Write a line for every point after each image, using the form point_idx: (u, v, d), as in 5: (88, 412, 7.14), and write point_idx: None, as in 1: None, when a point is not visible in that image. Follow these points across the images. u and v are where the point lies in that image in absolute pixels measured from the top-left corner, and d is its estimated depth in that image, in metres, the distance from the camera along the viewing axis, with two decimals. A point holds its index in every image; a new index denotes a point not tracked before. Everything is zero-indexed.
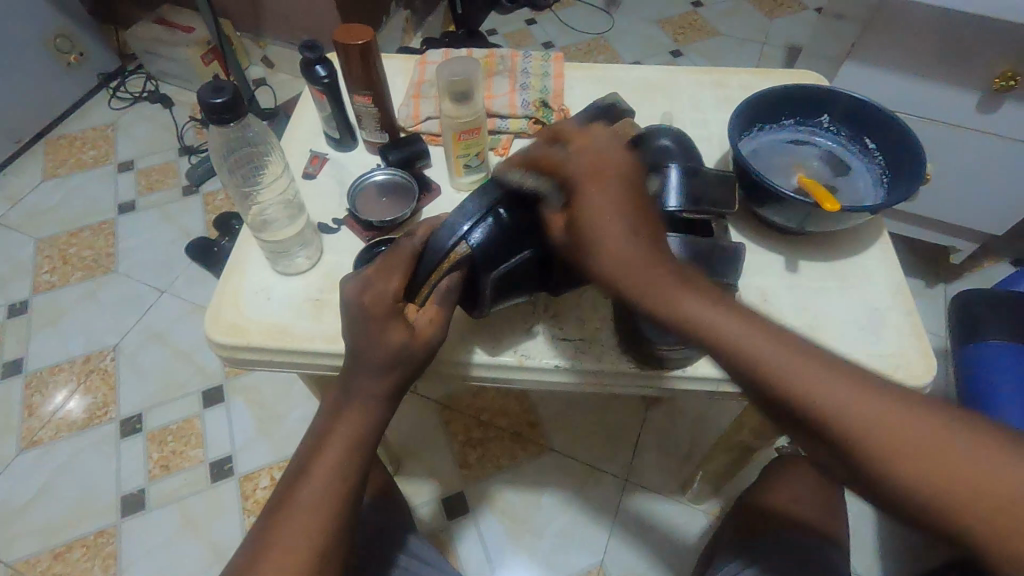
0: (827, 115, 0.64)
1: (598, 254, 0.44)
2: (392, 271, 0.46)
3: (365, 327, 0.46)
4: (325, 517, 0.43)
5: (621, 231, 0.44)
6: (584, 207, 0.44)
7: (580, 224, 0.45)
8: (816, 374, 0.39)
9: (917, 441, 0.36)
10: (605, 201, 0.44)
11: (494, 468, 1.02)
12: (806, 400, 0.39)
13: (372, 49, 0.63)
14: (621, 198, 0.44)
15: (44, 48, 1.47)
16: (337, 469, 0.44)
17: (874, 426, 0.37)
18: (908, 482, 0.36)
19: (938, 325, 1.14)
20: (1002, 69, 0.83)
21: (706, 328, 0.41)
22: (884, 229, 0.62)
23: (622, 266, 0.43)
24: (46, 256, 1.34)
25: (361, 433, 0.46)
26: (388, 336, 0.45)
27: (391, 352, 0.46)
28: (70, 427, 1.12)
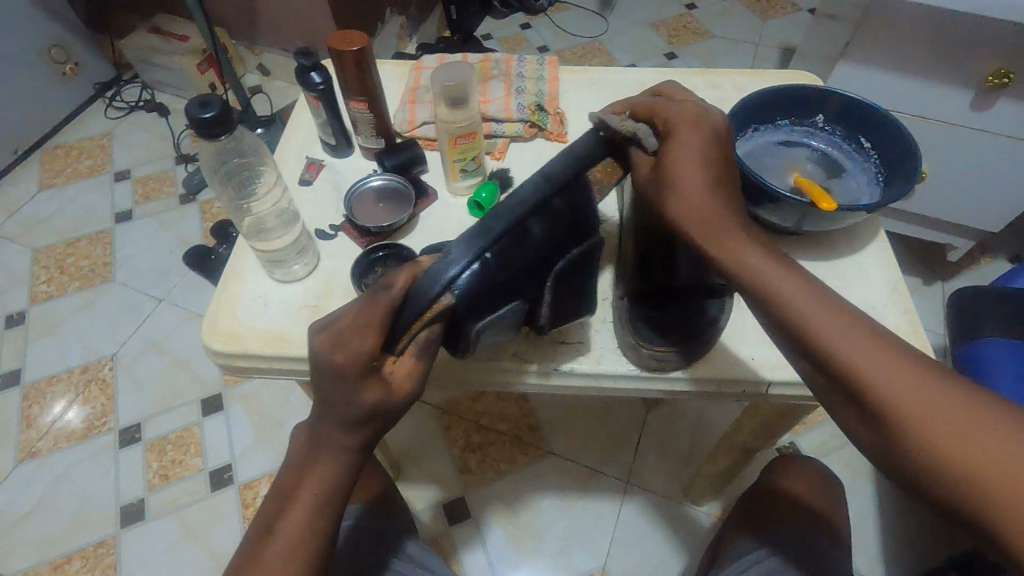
0: (822, 115, 0.64)
1: (671, 193, 0.44)
2: (365, 327, 0.40)
3: (338, 386, 0.41)
4: (300, 554, 0.43)
5: (697, 181, 0.44)
6: (672, 148, 0.45)
7: (665, 165, 0.45)
8: (857, 334, 0.37)
9: (959, 414, 0.33)
10: (690, 145, 0.45)
11: (495, 473, 1.01)
12: (843, 357, 0.37)
13: (367, 56, 0.63)
14: (708, 147, 0.45)
15: (39, 59, 1.47)
16: (315, 503, 0.44)
17: (913, 395, 0.35)
18: (926, 441, 0.34)
19: (936, 322, 1.14)
20: (995, 68, 0.83)
21: (763, 275, 0.41)
22: (880, 228, 0.62)
23: (689, 210, 0.44)
24: (43, 266, 1.33)
25: (334, 477, 0.44)
26: (363, 395, 0.41)
27: (364, 410, 0.42)
28: (68, 437, 1.11)
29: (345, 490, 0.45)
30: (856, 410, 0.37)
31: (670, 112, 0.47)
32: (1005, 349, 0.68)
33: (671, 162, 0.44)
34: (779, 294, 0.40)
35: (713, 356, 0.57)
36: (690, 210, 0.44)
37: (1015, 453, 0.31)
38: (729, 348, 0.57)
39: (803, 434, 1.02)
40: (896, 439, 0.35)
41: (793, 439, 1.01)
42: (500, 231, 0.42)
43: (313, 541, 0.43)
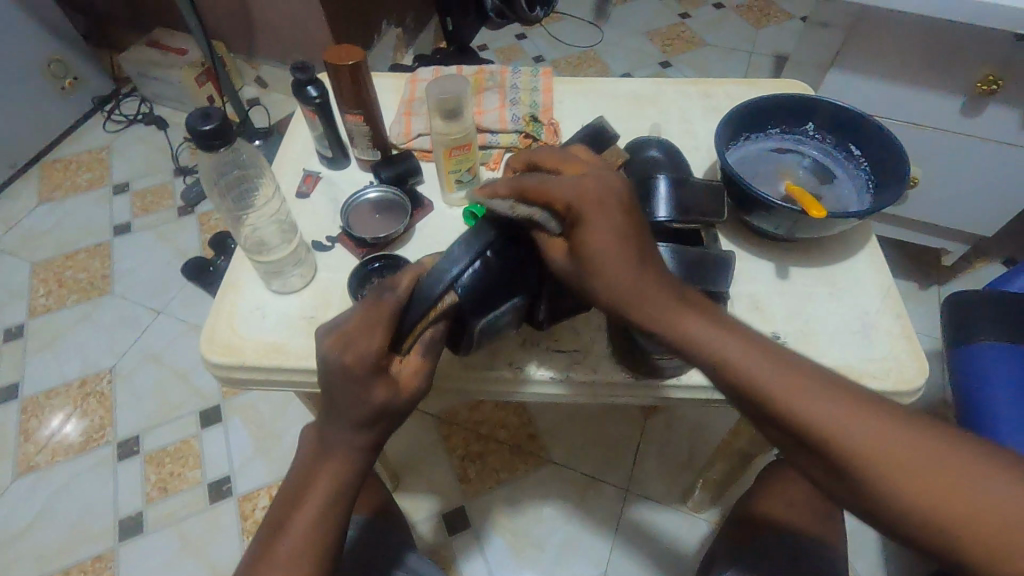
0: (812, 123, 0.65)
1: (600, 282, 0.43)
2: (374, 330, 0.42)
3: (347, 386, 0.42)
4: (311, 557, 0.43)
5: (621, 265, 0.43)
6: (583, 236, 0.43)
7: (582, 253, 0.43)
8: (820, 391, 0.39)
9: (918, 459, 0.36)
10: (602, 229, 0.42)
11: (494, 482, 1.01)
12: (808, 418, 0.38)
13: (363, 70, 0.64)
14: (615, 226, 0.42)
15: (38, 73, 1.48)
16: (319, 512, 0.44)
17: (879, 446, 0.36)
18: (896, 492, 0.36)
19: (932, 327, 1.15)
20: (984, 74, 0.85)
21: (713, 345, 0.41)
22: (872, 234, 0.63)
23: (626, 294, 0.43)
24: (42, 279, 1.34)
25: (344, 477, 0.45)
26: (371, 394, 0.43)
27: (376, 405, 0.43)
28: (66, 450, 1.11)
29: (353, 490, 0.45)
30: (824, 463, 0.39)
31: (564, 192, 0.43)
32: (999, 354, 0.68)
33: (590, 250, 0.43)
34: (735, 363, 0.41)
35: None
36: (615, 296, 0.43)
37: (968, 493, 0.34)
38: None
39: None
40: (864, 484, 0.37)
41: None
42: (499, 233, 0.44)
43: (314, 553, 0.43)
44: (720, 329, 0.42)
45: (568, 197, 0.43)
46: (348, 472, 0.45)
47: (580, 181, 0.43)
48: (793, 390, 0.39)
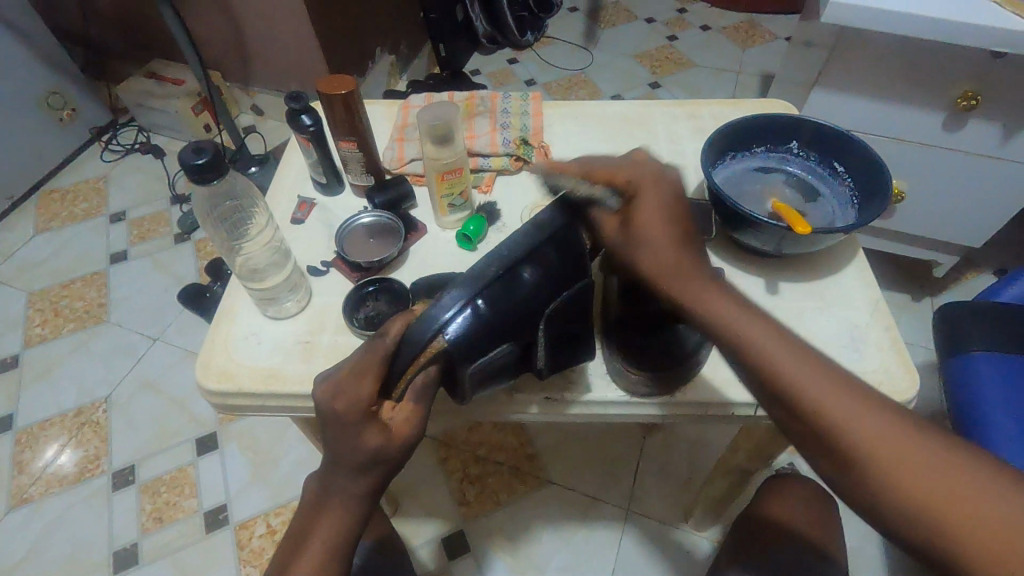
0: (796, 141, 0.67)
1: (649, 254, 0.46)
2: (365, 375, 0.43)
3: (341, 434, 0.43)
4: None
5: (670, 240, 0.46)
6: (641, 213, 0.46)
7: (639, 222, 0.46)
8: (834, 387, 0.39)
9: (923, 459, 0.36)
10: (656, 206, 0.46)
11: (494, 504, 1.00)
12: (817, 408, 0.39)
13: (355, 98, 0.65)
14: (665, 201, 0.47)
15: (37, 105, 1.50)
16: (322, 558, 0.44)
17: (882, 440, 0.37)
18: (896, 493, 0.36)
19: (926, 338, 1.15)
20: (964, 90, 0.86)
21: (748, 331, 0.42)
22: (858, 248, 0.63)
23: (667, 267, 0.46)
24: (38, 309, 1.34)
25: (340, 530, 0.44)
26: (363, 441, 0.42)
27: (368, 451, 0.43)
28: (60, 482, 1.10)
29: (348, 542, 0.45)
30: (826, 451, 0.39)
31: (623, 173, 0.47)
32: (994, 361, 0.69)
33: (648, 221, 0.46)
34: (759, 351, 0.41)
35: (702, 378, 0.57)
36: (663, 269, 0.46)
37: (968, 498, 0.34)
38: (717, 370, 0.57)
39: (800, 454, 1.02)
40: (862, 480, 0.37)
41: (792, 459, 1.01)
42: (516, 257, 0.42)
43: None
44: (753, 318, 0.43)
45: (627, 179, 0.47)
46: (344, 522, 0.44)
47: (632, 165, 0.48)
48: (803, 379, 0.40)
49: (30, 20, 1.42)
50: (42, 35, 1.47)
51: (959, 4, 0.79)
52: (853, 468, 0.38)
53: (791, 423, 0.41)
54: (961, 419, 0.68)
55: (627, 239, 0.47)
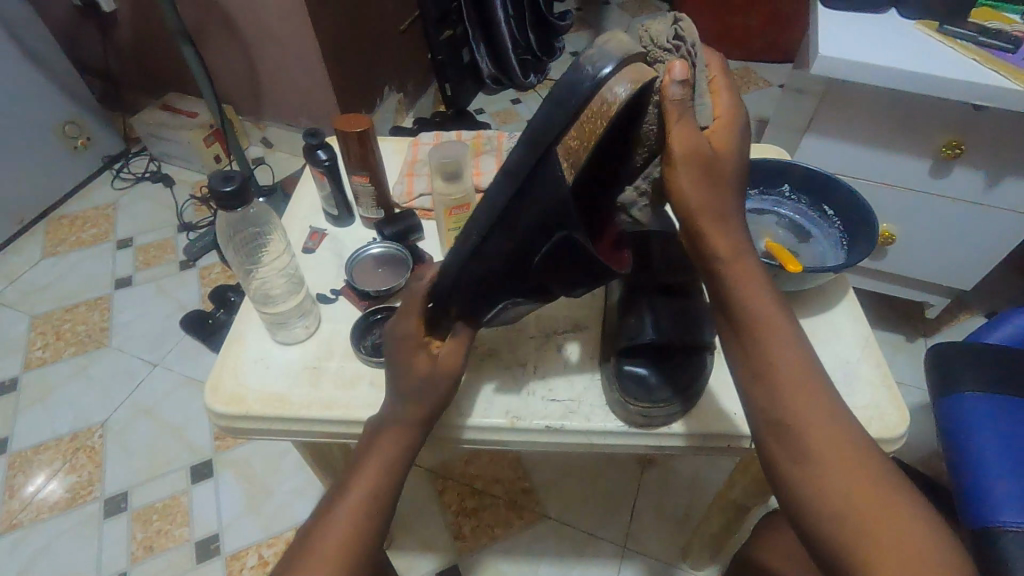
0: (787, 184, 0.70)
1: (701, 191, 0.46)
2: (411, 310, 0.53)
3: (400, 354, 0.52)
4: (344, 557, 0.44)
5: (726, 192, 0.47)
6: (721, 147, 0.47)
7: (714, 156, 0.46)
8: (809, 395, 0.43)
9: (869, 478, 0.40)
10: (734, 150, 0.47)
11: (489, 538, 0.99)
12: (790, 411, 0.43)
13: (369, 135, 0.69)
14: (738, 153, 0.48)
15: (53, 134, 1.54)
16: (377, 473, 0.48)
17: (841, 451, 0.41)
18: (831, 494, 0.40)
19: (920, 379, 1.17)
20: (948, 139, 0.91)
21: (739, 284, 0.46)
22: (849, 288, 0.66)
23: (710, 208, 0.46)
24: (40, 332, 1.35)
25: (388, 462, 0.49)
26: (415, 364, 0.52)
27: (421, 380, 0.51)
28: (51, 508, 1.09)
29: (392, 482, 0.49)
30: (785, 444, 0.43)
31: (723, 104, 0.48)
32: (984, 401, 0.70)
33: (723, 161, 0.47)
34: (762, 336, 0.45)
35: (698, 412, 0.58)
36: (702, 205, 0.46)
37: (897, 520, 0.38)
38: (711, 403, 0.59)
39: None
40: (805, 477, 0.41)
41: None
42: (500, 210, 0.47)
43: (368, 503, 0.47)
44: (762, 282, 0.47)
45: (724, 112, 0.48)
46: (392, 457, 0.49)
47: (735, 101, 0.49)
48: (784, 380, 0.43)
49: (52, 54, 1.48)
50: (63, 68, 1.52)
51: (941, 61, 0.83)
52: (802, 466, 0.42)
53: (764, 410, 0.44)
54: (955, 461, 0.68)
55: (697, 167, 0.45)
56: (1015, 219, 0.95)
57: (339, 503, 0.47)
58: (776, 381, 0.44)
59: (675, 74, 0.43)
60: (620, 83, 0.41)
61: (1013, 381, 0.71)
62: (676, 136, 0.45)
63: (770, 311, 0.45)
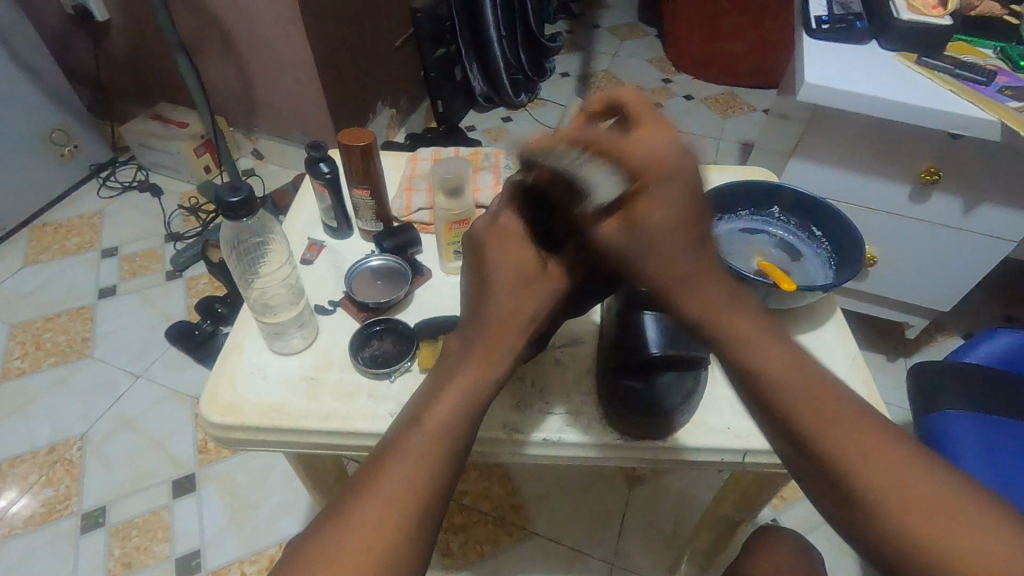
0: (777, 206, 0.72)
1: (653, 259, 0.39)
2: (511, 201, 0.49)
3: (498, 243, 0.48)
4: (415, 505, 0.41)
5: (681, 247, 0.38)
6: (642, 210, 0.37)
7: (639, 228, 0.38)
8: (845, 423, 0.38)
9: (932, 500, 0.36)
10: (671, 201, 0.36)
11: (479, 555, 0.99)
12: (834, 454, 0.38)
13: (372, 149, 0.70)
14: (673, 208, 0.37)
15: (39, 141, 1.53)
16: (450, 414, 0.44)
17: (893, 478, 0.37)
18: (894, 523, 0.36)
19: (902, 398, 1.19)
20: (926, 165, 0.94)
21: (722, 334, 0.40)
22: (838, 306, 0.68)
23: (674, 274, 0.39)
24: (19, 342, 1.32)
25: (455, 418, 0.44)
26: (504, 248, 0.47)
27: (523, 277, 0.47)
28: (25, 523, 1.06)
29: (462, 446, 0.44)
30: (831, 489, 0.39)
31: (645, 142, 0.36)
32: (969, 418, 0.72)
33: (652, 228, 0.37)
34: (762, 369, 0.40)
35: (690, 425, 0.59)
36: (645, 275, 0.40)
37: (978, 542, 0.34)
38: (704, 418, 0.60)
39: (784, 510, 1.02)
40: (863, 521, 0.37)
41: (775, 515, 1.01)
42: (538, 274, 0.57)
43: (439, 442, 0.43)
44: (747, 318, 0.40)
45: (638, 157, 0.36)
46: (461, 411, 0.44)
47: (666, 135, 0.36)
48: (813, 421, 0.39)
49: (42, 60, 1.47)
50: (53, 75, 1.51)
51: (919, 91, 0.87)
52: (856, 509, 0.37)
53: (790, 448, 0.40)
54: None
55: (624, 245, 0.39)
56: (991, 243, 0.99)
57: (380, 486, 0.41)
58: (805, 424, 0.39)
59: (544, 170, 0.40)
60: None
61: (992, 397, 0.73)
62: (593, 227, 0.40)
63: (771, 358, 0.40)
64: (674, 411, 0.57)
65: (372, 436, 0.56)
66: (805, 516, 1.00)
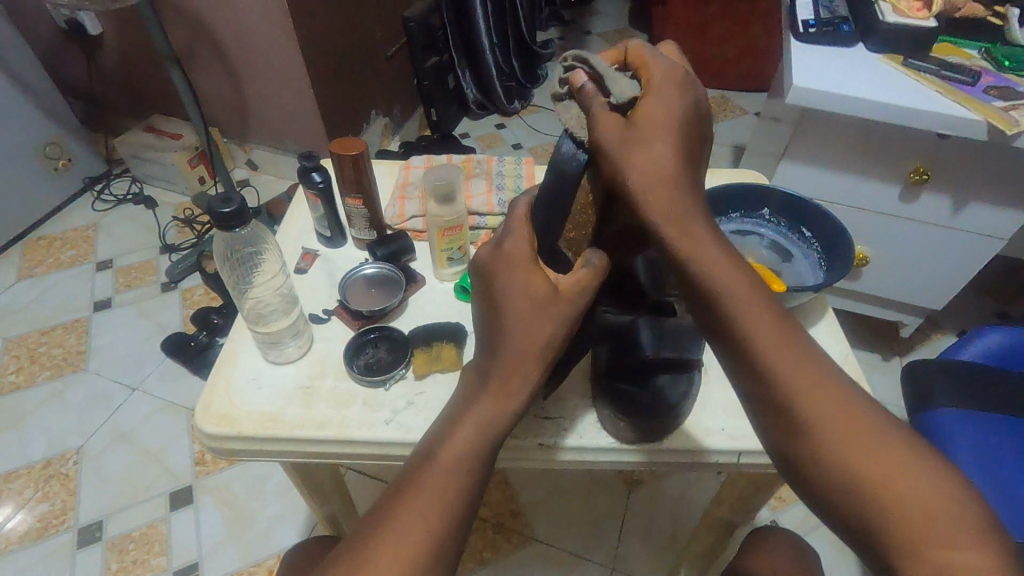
0: (767, 208, 0.73)
1: (640, 156, 0.44)
2: (522, 227, 0.49)
3: (507, 273, 0.47)
4: (432, 540, 0.41)
5: (666, 149, 0.44)
6: (646, 104, 0.45)
7: (637, 122, 0.45)
8: (801, 359, 0.40)
9: (877, 445, 0.37)
10: (668, 109, 0.45)
11: (477, 563, 0.98)
12: (787, 384, 0.39)
13: (364, 158, 0.70)
14: (674, 112, 0.45)
15: (33, 155, 1.52)
16: (468, 448, 0.44)
17: (842, 416, 0.38)
18: (850, 469, 0.37)
19: (897, 396, 1.20)
20: (915, 165, 0.95)
21: (707, 266, 0.42)
22: (830, 306, 0.68)
23: (654, 176, 0.43)
24: (13, 356, 1.31)
25: (472, 450, 0.44)
26: (516, 278, 0.46)
27: (536, 302, 0.46)
28: (21, 538, 1.05)
29: (476, 485, 0.43)
30: (781, 419, 0.40)
31: (658, 68, 0.47)
32: (965, 416, 0.72)
33: (650, 122, 0.45)
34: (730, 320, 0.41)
35: (685, 427, 0.60)
36: (646, 176, 0.44)
37: (907, 485, 0.36)
38: (699, 420, 0.60)
39: (783, 511, 1.02)
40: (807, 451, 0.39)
41: (774, 516, 1.01)
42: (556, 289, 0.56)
43: (460, 477, 0.43)
44: (716, 245, 0.43)
45: (656, 73, 0.46)
46: (478, 445, 0.44)
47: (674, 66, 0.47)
48: (776, 352, 0.40)
49: (35, 75, 1.47)
50: (46, 89, 1.52)
51: (905, 92, 0.88)
52: (801, 441, 0.39)
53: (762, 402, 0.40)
54: None
55: (619, 136, 0.45)
56: (981, 241, 1.00)
57: (393, 529, 0.41)
58: (765, 356, 0.40)
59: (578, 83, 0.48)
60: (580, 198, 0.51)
61: (986, 395, 0.74)
62: (593, 113, 0.47)
63: (738, 281, 0.41)
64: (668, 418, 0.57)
65: (368, 444, 0.56)
66: (804, 518, 1.01)
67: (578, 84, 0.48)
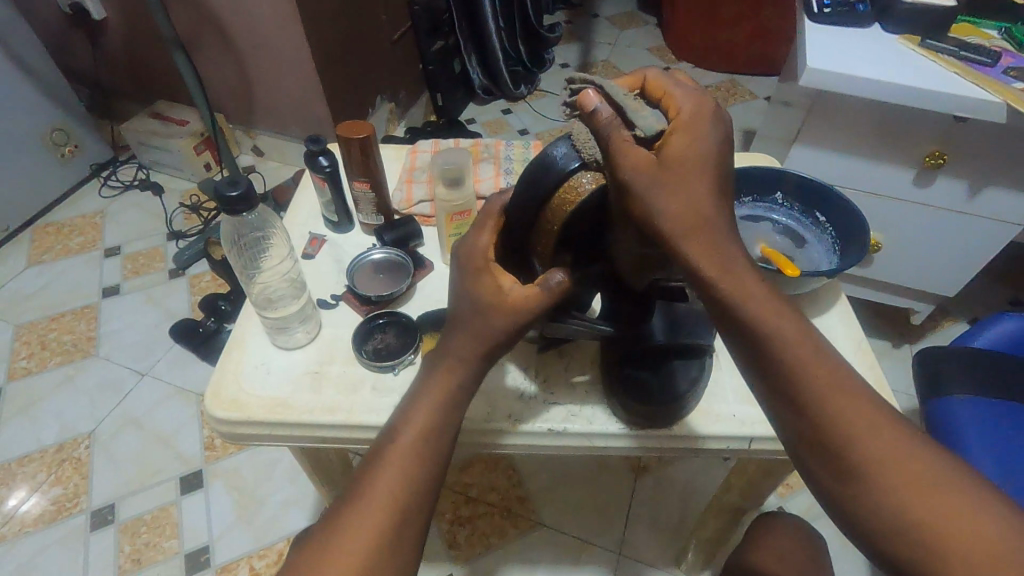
0: (780, 192, 0.72)
1: (676, 198, 0.40)
2: (485, 224, 0.49)
3: (460, 281, 0.47)
4: (398, 502, 0.41)
5: (702, 188, 0.40)
6: (675, 143, 0.41)
7: (670, 163, 0.41)
8: (847, 394, 0.39)
9: (942, 489, 0.36)
10: (704, 141, 0.41)
11: (484, 546, 0.99)
12: (824, 406, 0.39)
13: (371, 142, 0.70)
14: (710, 145, 0.41)
15: (39, 141, 1.52)
16: (435, 414, 0.45)
17: (894, 458, 0.38)
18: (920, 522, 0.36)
19: (907, 384, 1.19)
20: (932, 149, 0.93)
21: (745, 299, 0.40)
22: (842, 292, 0.68)
23: (690, 216, 0.40)
24: (25, 342, 1.32)
25: (436, 415, 0.45)
26: (476, 288, 0.46)
27: (480, 309, 0.46)
28: (35, 521, 1.07)
29: (443, 443, 0.44)
30: (827, 460, 0.39)
31: (681, 104, 0.43)
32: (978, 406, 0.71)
33: (685, 161, 0.40)
34: (779, 356, 0.40)
35: (695, 413, 0.59)
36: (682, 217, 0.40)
37: (959, 519, 0.35)
38: (711, 404, 0.60)
39: (791, 497, 1.02)
40: (855, 492, 0.38)
41: (783, 503, 1.01)
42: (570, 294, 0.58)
43: (423, 443, 0.44)
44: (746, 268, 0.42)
45: (684, 111, 0.42)
46: (437, 412, 0.45)
47: (696, 97, 0.43)
48: (821, 386, 0.39)
49: (40, 59, 1.47)
50: (51, 75, 1.51)
51: (923, 75, 0.86)
52: (853, 485, 0.38)
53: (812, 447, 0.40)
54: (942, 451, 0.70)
55: (648, 179, 0.41)
56: (996, 227, 0.98)
57: (364, 494, 0.42)
58: (805, 385, 0.40)
59: (588, 105, 0.43)
60: (586, 175, 0.46)
61: (1010, 389, 0.72)
62: (611, 139, 0.42)
63: (771, 310, 0.41)
64: (663, 419, 0.57)
65: (375, 427, 0.56)
66: (811, 504, 1.01)
67: (584, 105, 0.43)
